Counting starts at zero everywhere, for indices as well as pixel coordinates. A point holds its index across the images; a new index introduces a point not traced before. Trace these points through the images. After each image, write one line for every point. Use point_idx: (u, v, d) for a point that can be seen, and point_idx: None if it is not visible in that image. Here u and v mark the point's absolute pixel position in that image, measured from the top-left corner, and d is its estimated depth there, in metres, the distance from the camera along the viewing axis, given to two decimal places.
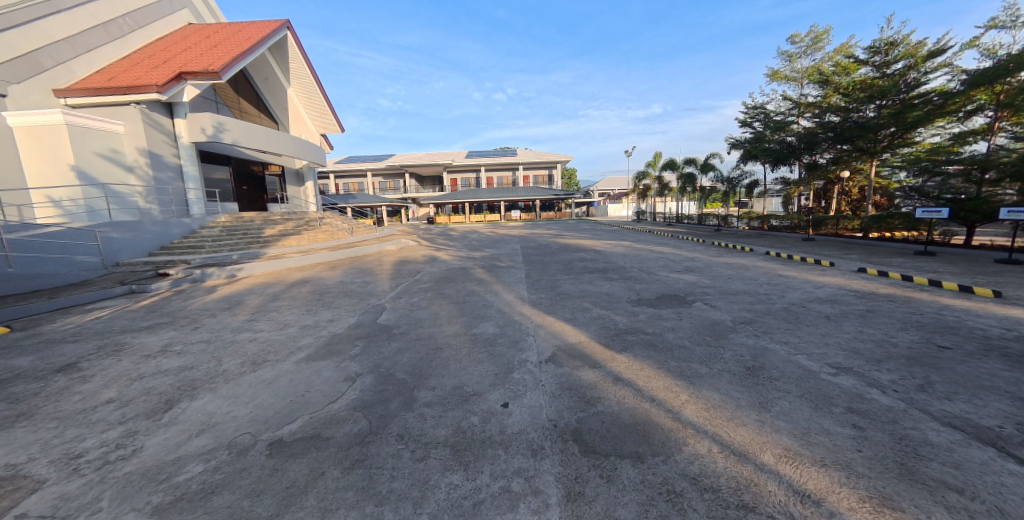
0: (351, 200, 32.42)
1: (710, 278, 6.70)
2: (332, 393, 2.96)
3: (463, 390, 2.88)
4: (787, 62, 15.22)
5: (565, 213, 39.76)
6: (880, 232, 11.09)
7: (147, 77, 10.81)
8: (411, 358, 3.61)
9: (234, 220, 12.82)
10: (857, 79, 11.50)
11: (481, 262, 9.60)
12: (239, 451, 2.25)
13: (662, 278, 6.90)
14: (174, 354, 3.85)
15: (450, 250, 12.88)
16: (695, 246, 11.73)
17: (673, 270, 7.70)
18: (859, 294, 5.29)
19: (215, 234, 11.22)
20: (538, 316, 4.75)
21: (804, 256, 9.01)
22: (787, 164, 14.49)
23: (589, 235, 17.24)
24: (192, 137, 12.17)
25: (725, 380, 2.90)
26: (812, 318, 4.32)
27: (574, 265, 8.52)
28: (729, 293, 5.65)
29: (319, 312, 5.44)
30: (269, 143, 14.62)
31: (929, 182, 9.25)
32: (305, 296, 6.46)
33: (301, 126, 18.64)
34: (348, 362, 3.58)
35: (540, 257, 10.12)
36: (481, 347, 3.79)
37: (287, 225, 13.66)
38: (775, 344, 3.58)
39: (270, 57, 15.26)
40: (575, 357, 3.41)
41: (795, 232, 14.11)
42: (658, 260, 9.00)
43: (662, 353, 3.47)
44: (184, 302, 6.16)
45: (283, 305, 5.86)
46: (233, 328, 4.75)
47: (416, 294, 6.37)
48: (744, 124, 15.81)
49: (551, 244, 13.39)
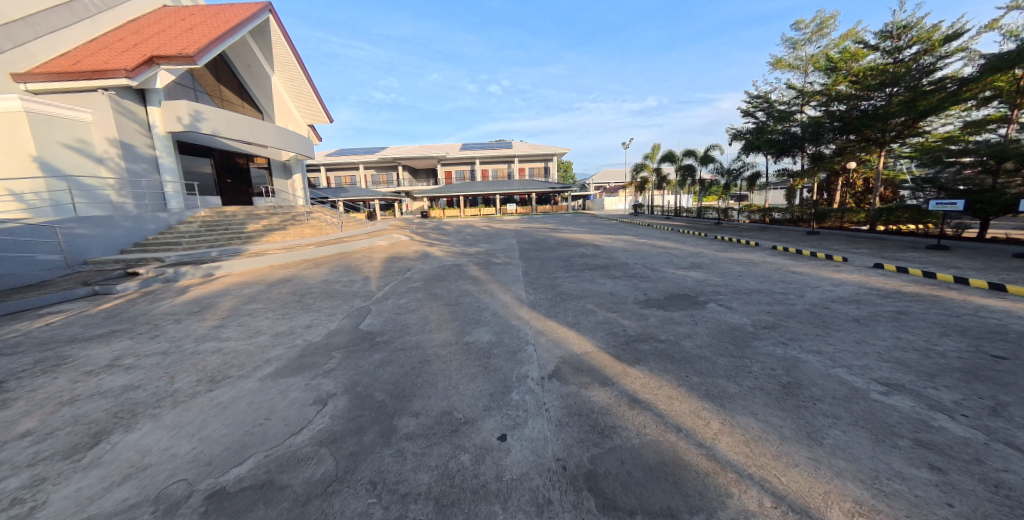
0: (343, 194, 31.69)
1: (719, 276, 6.29)
2: (296, 421, 2.50)
3: (452, 417, 2.43)
4: (791, 50, 14.75)
5: (561, 206, 39.20)
6: (886, 226, 10.79)
7: (115, 61, 10.09)
8: (394, 373, 3.13)
9: (214, 214, 12.15)
10: (866, 66, 11.02)
11: (475, 259, 9.10)
12: (166, 508, 1.78)
13: (668, 276, 6.46)
14: (121, 371, 3.34)
15: (444, 245, 12.38)
16: (697, 240, 11.34)
17: (679, 266, 7.26)
18: (884, 293, 4.90)
19: (194, 230, 10.58)
20: (537, 320, 4.29)
21: (813, 250, 8.65)
22: (791, 155, 14.11)
23: (587, 230, 16.82)
24: (168, 127, 11.41)
25: (760, 401, 2.47)
26: (839, 322, 3.92)
27: (574, 261, 8.07)
28: (742, 292, 5.24)
29: (297, 316, 4.92)
30: (252, 133, 13.81)
31: (942, 173, 8.89)
32: (283, 297, 5.93)
33: (288, 116, 17.90)
34: (320, 379, 3.10)
35: (537, 253, 9.65)
36: (474, 359, 3.33)
37: (272, 220, 13.02)
38: (807, 354, 3.17)
39: (251, 41, 14.46)
40: (581, 373, 2.96)
41: (798, 225, 13.84)
42: (661, 255, 8.57)
43: (681, 366, 3.04)
44: (149, 306, 5.61)
45: (257, 309, 5.33)
46: (197, 337, 4.24)
47: (405, 295, 5.89)
48: (746, 113, 15.31)
49: (548, 239, 12.94)
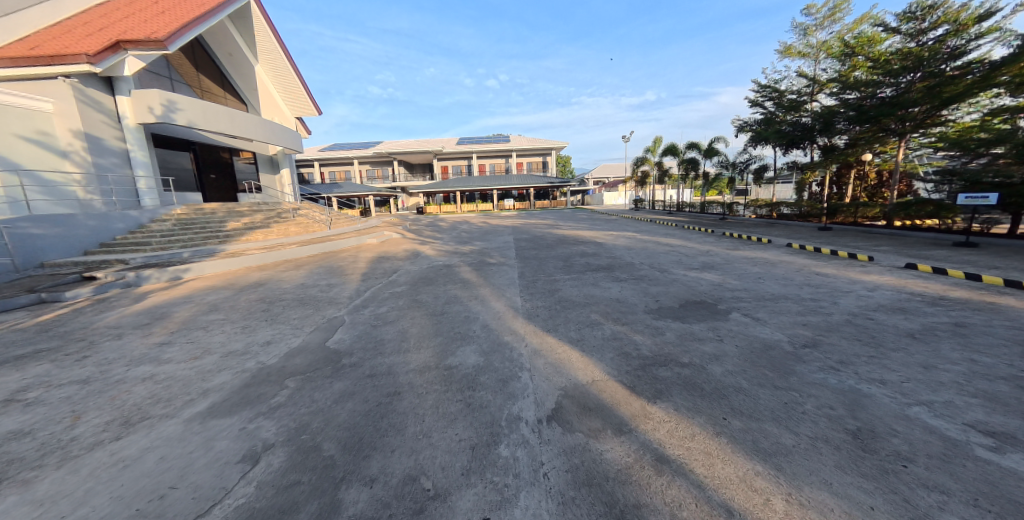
0: (336, 190, 30.85)
1: (736, 278, 5.67)
2: (209, 493, 1.86)
3: (417, 487, 1.81)
4: (800, 37, 14.04)
5: (559, 201, 38.45)
6: (904, 221, 10.27)
7: (78, 46, 9.35)
8: (353, 414, 2.49)
9: (191, 211, 11.32)
10: (884, 51, 10.36)
11: (468, 258, 8.46)
12: None
13: (679, 278, 5.83)
14: (16, 409, 2.68)
15: (437, 243, 11.73)
16: (704, 237, 10.74)
17: (689, 267, 6.63)
18: (930, 300, 4.28)
19: (167, 228, 9.85)
20: (534, 336, 3.65)
21: (832, 248, 8.04)
22: (801, 147, 13.52)
23: (587, 226, 16.18)
24: (139, 119, 10.64)
25: (831, 462, 1.84)
26: (891, 337, 3.31)
27: (574, 261, 7.43)
28: (767, 298, 4.62)
29: (257, 330, 4.26)
30: (233, 125, 13.06)
31: (972, 163, 8.26)
32: (249, 305, 5.27)
33: (274, 108, 17.12)
34: (261, 422, 2.46)
35: (535, 251, 8.99)
36: (456, 392, 2.70)
37: (255, 217, 12.32)
38: (869, 384, 2.54)
39: (231, 26, 13.65)
40: (589, 414, 2.34)
41: (808, 221, 13.30)
42: (668, 254, 7.93)
43: (714, 403, 2.41)
44: (93, 317, 4.92)
45: (215, 320, 4.66)
46: (132, 357, 3.57)
47: (387, 302, 5.24)
48: (754, 103, 14.56)
49: (546, 236, 12.30)
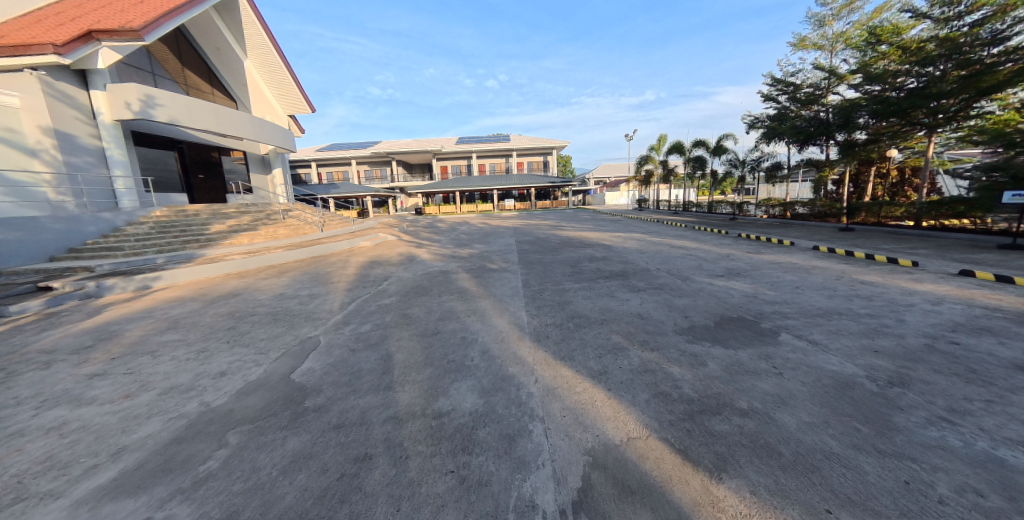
0: (333, 190, 30.23)
1: (770, 288, 5.00)
2: None
3: None
4: (815, 28, 13.35)
5: (561, 201, 37.75)
6: (934, 221, 9.71)
7: (46, 35, 8.69)
8: (302, 496, 1.80)
9: (173, 213, 10.62)
10: (912, 39, 9.68)
11: (467, 263, 7.79)
12: None
13: (705, 288, 5.14)
14: None
15: (434, 246, 11.08)
16: (719, 239, 10.08)
17: (712, 274, 5.96)
18: (1014, 317, 3.60)
19: (143, 231, 9.15)
20: (546, 367, 2.96)
21: (865, 251, 7.35)
22: (817, 143, 12.89)
23: (592, 227, 15.51)
24: (116, 115, 9.99)
25: None
26: (999, 371, 2.60)
27: (583, 267, 6.75)
28: (816, 314, 3.93)
29: (214, 357, 3.57)
30: (219, 122, 12.37)
31: (1016, 158, 7.57)
32: (215, 322, 4.58)
33: (265, 106, 16.47)
34: (171, 510, 1.77)
35: (539, 255, 8.31)
36: (446, 458, 2.00)
37: (242, 219, 11.64)
38: (1012, 450, 1.84)
39: (217, 19, 13.01)
40: (632, 503, 1.64)
41: (826, 221, 12.65)
42: (686, 258, 7.25)
43: (806, 484, 1.71)
44: (31, 337, 4.24)
45: (170, 341, 3.98)
46: (49, 396, 2.89)
47: (372, 317, 4.55)
48: (767, 98, 13.89)
49: (551, 238, 11.63)
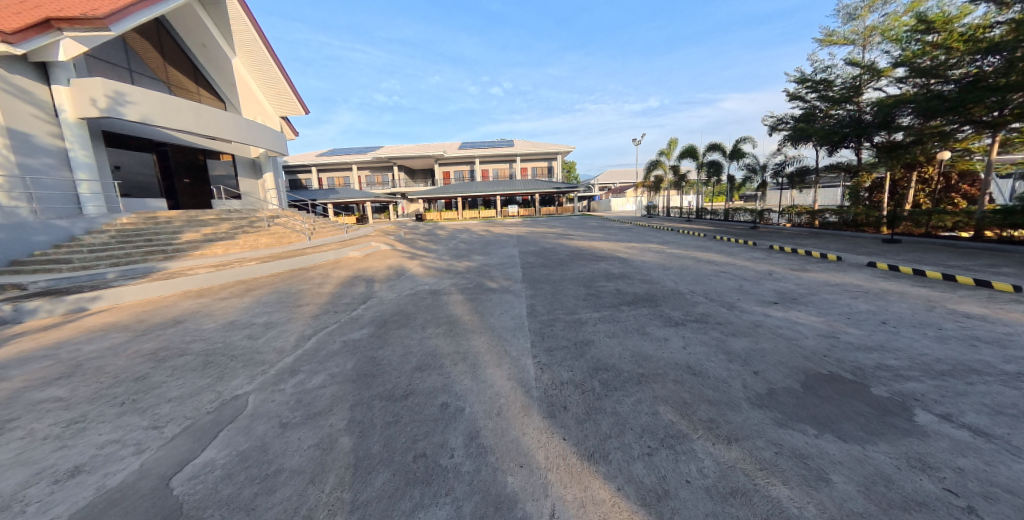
0: (332, 196, 29.42)
1: (848, 324, 3.85)
2: None
3: None
4: (846, 21, 12.34)
5: (566, 207, 36.64)
6: (997, 231, 8.51)
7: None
8: None
9: (142, 219, 9.61)
10: (968, 27, 8.59)
11: (463, 281, 6.72)
12: None
13: (763, 323, 4.00)
14: None
15: (429, 257, 10.05)
16: (749, 251, 8.93)
17: (763, 300, 4.83)
18: None
19: (102, 241, 8.15)
20: (567, 484, 1.83)
21: (936, 269, 6.15)
22: (850, 145, 11.80)
23: (602, 235, 14.42)
24: (80, 112, 9.05)
25: None
26: None
27: (601, 288, 5.65)
28: (945, 371, 2.77)
29: (86, 433, 2.47)
30: (200, 121, 11.44)
31: None
32: (126, 367, 3.49)
33: (256, 107, 15.65)
34: None
35: (547, 271, 7.23)
36: None
37: (220, 227, 10.65)
38: None
39: (201, 13, 12.22)
40: None
41: (862, 231, 11.46)
42: (721, 277, 6.14)
43: None
44: None
45: (45, 401, 2.88)
46: None
47: (330, 363, 3.46)
48: (793, 97, 12.83)
49: (557, 249, 10.54)
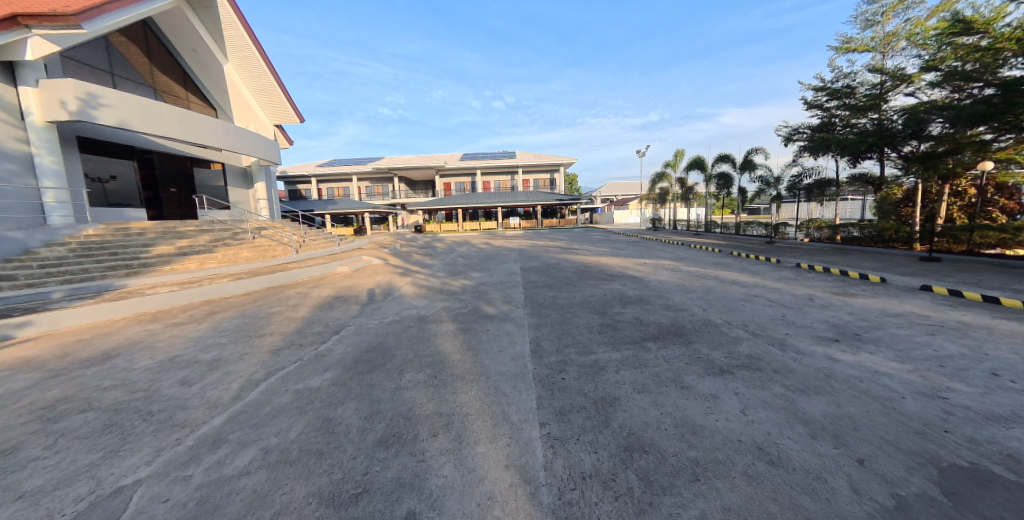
0: (330, 207, 28.81)
1: (949, 376, 2.95)
2: None
3: None
4: (866, 27, 11.73)
5: (569, 220, 35.95)
6: None
7: None
8: None
9: (111, 231, 8.83)
10: (1008, 27, 7.90)
11: (456, 304, 5.86)
12: None
13: (833, 372, 3.12)
14: None
15: (422, 274, 9.20)
16: (776, 270, 8.06)
17: (820, 336, 3.94)
18: None
19: (59, 253, 7.34)
20: None
21: (1009, 295, 5.24)
22: (874, 154, 11.08)
23: (609, 250, 13.59)
24: (48, 115, 8.39)
25: None
26: None
27: (617, 316, 4.78)
28: None
29: None
30: (184, 126, 10.78)
31: None
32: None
33: (249, 115, 15.10)
34: None
35: (552, 293, 6.37)
36: None
37: (198, 239, 9.88)
38: None
39: (191, 17, 11.72)
40: None
41: (892, 248, 10.61)
42: (757, 303, 5.25)
43: None
44: None
45: None
46: None
47: (266, 430, 2.57)
48: (811, 106, 12.19)
49: (562, 265, 9.70)
